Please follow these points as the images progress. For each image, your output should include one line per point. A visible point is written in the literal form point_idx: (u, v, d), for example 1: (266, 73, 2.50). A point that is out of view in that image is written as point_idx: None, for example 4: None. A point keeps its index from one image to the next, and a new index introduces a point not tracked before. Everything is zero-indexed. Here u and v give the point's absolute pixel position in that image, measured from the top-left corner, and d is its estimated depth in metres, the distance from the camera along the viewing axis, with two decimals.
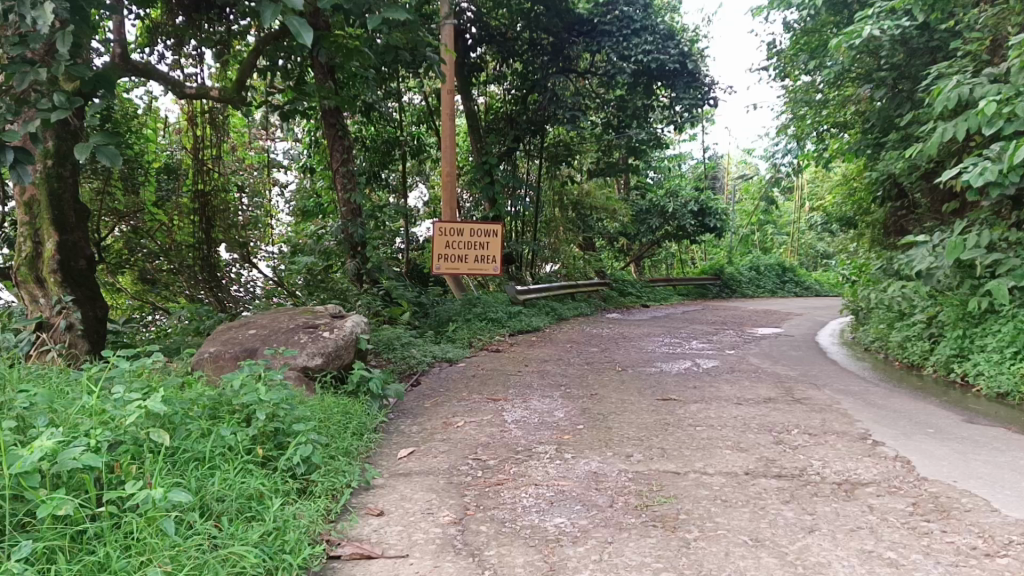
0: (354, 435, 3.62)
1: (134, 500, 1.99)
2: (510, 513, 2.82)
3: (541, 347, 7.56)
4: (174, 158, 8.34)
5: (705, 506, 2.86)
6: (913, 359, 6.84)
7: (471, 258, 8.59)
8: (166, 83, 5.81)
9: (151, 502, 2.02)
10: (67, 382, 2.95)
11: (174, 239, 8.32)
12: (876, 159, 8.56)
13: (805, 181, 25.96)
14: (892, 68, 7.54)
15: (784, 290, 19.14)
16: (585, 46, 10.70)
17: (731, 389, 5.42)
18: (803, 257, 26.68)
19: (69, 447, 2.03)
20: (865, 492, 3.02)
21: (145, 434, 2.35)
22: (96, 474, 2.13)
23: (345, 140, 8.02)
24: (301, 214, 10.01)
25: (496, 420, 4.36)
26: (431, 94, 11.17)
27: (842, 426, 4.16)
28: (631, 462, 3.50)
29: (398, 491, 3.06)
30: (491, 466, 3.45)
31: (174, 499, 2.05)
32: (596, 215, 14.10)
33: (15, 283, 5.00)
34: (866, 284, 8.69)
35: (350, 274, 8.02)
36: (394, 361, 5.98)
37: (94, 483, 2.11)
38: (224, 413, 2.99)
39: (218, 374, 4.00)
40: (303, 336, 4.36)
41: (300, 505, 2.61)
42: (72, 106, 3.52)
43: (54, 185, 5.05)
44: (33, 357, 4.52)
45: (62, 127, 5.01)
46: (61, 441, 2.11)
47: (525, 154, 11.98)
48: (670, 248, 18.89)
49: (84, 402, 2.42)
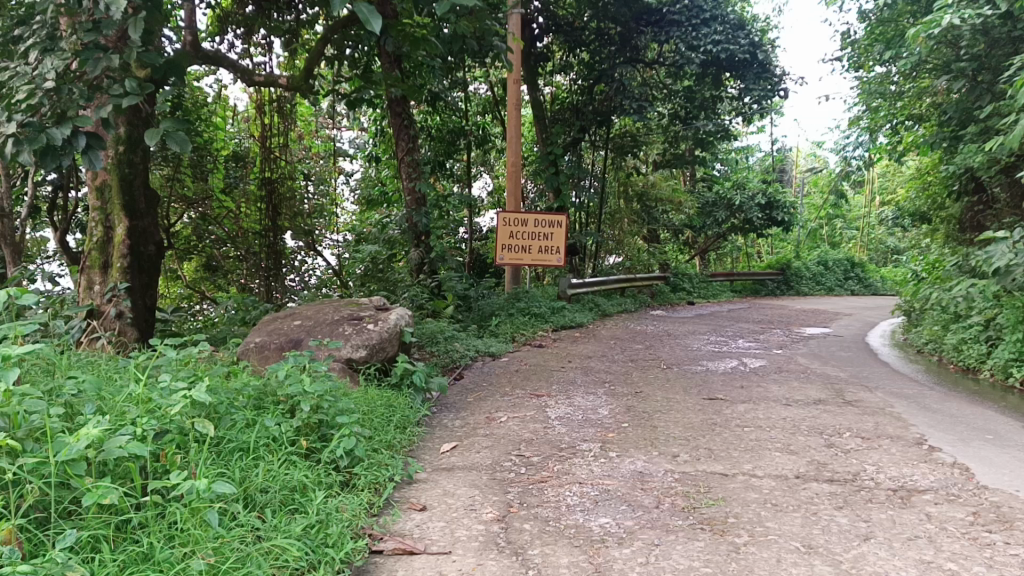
0: (397, 428, 3.61)
1: (178, 490, 1.98)
2: (554, 512, 2.77)
3: (585, 343, 7.49)
4: (242, 146, 8.51)
5: (754, 510, 2.77)
6: (969, 363, 6.62)
7: (534, 248, 8.98)
8: (235, 71, 5.87)
9: (195, 493, 2.01)
10: (116, 370, 2.96)
11: (241, 226, 8.48)
12: (953, 152, 8.44)
13: (878, 175, 25.26)
14: (972, 58, 7.48)
15: (845, 287, 18.71)
16: (654, 36, 10.57)
17: (781, 390, 5.29)
18: (872, 252, 25.62)
19: (117, 435, 2.03)
20: (922, 499, 2.91)
21: (190, 424, 2.34)
22: (140, 463, 2.12)
23: (412, 130, 8.45)
24: (366, 203, 10.16)
25: (539, 416, 4.30)
26: (497, 84, 11.16)
27: (896, 430, 4.04)
28: (677, 462, 3.43)
29: (441, 486, 3.03)
30: (535, 463, 3.40)
31: (218, 490, 2.04)
32: (662, 207, 13.96)
33: (84, 265, 5.12)
34: (932, 282, 8.46)
35: (413, 263, 8.30)
36: (437, 354, 5.98)
37: (140, 472, 2.10)
38: (268, 404, 3.00)
39: (264, 365, 4.02)
40: (347, 327, 4.36)
41: (344, 498, 2.60)
42: (143, 93, 3.60)
43: (125, 171, 5.13)
44: (82, 344, 4.60)
45: (134, 113, 5.09)
46: (108, 429, 2.11)
47: (590, 144, 11.88)
48: (736, 242, 18.65)
49: (131, 390, 2.42)
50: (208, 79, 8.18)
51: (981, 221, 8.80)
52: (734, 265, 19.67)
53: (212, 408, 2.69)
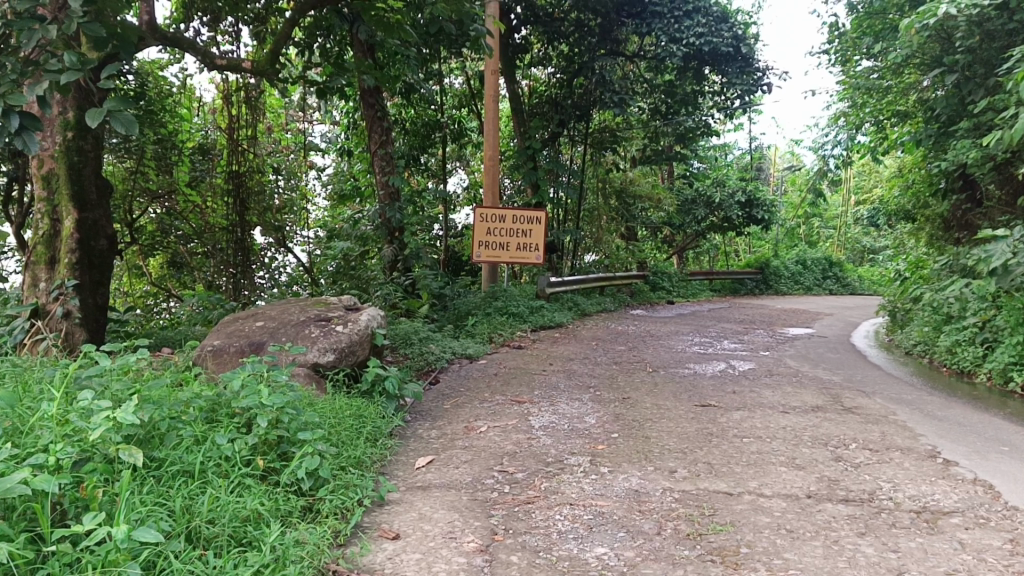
0: (367, 441, 3.28)
1: (91, 537, 1.61)
2: (545, 540, 2.46)
3: (565, 344, 7.19)
4: (209, 137, 8.06)
5: (769, 538, 2.47)
6: (964, 366, 6.40)
7: (512, 245, 8.65)
8: (196, 53, 5.44)
9: (112, 544, 1.64)
10: (43, 381, 2.60)
11: (207, 220, 8.04)
12: (940, 149, 8.20)
13: (855, 174, 25.23)
14: (967, 51, 7.23)
15: (823, 286, 18.62)
16: (635, 28, 10.35)
17: (774, 395, 5.00)
18: (849, 251, 25.50)
19: (13, 474, 1.66)
20: (950, 524, 2.63)
21: (117, 452, 1.98)
22: (49, 501, 1.76)
23: (386, 121, 8.12)
24: (337, 198, 9.75)
25: (523, 425, 3.98)
26: (473, 77, 10.80)
27: (906, 441, 3.78)
28: (675, 479, 3.13)
29: (415, 509, 2.70)
30: (520, 480, 3.08)
31: (143, 537, 1.67)
32: (640, 205, 13.75)
33: (29, 260, 4.72)
34: (921, 282, 8.28)
35: (386, 260, 8.01)
36: (411, 357, 5.64)
37: (49, 512, 1.74)
38: (222, 417, 2.65)
39: (220, 372, 3.68)
40: (314, 329, 4.00)
41: (306, 529, 2.26)
42: (86, 69, 3.23)
43: (74, 159, 4.74)
44: (25, 348, 4.24)
45: (83, 97, 4.71)
46: (8, 461, 1.75)
47: (569, 140, 11.53)
48: (714, 240, 18.47)
49: (46, 410, 2.06)
50: (172, 67, 7.79)
51: (969, 221, 8.60)
52: (712, 263, 19.48)
53: (152, 424, 2.35)
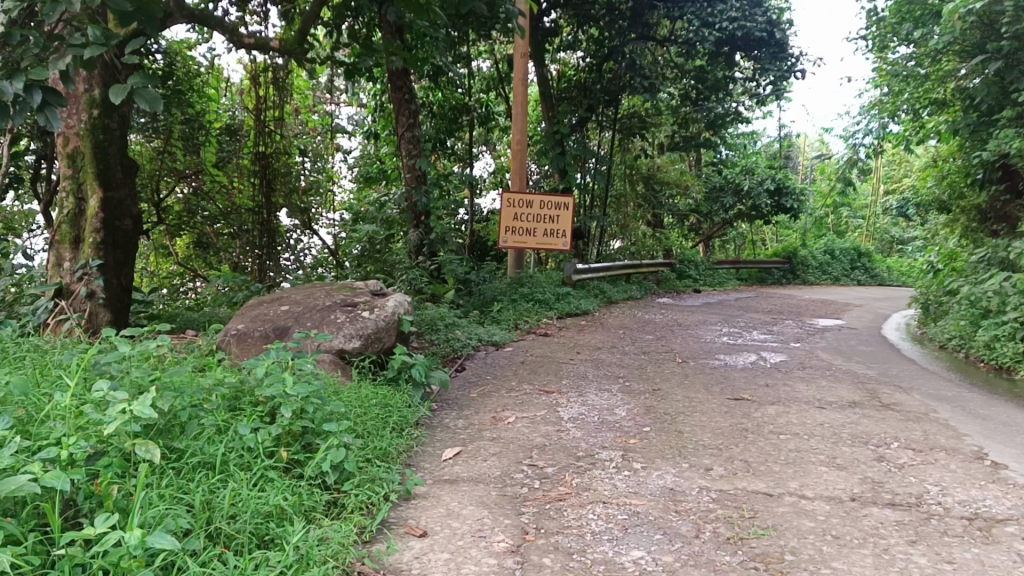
0: (393, 431, 3.18)
1: (99, 544, 1.53)
2: (578, 541, 2.36)
3: (592, 332, 7.06)
4: (237, 118, 7.97)
5: (814, 545, 2.35)
6: (1003, 362, 6.20)
7: (539, 231, 8.52)
8: (223, 30, 5.32)
9: (122, 549, 1.56)
10: (63, 365, 2.54)
11: (234, 201, 7.94)
12: (980, 139, 7.95)
13: (885, 163, 24.79)
14: (1014, 37, 6.99)
15: (851, 276, 18.32)
16: (667, 11, 10.19)
17: (808, 390, 4.85)
18: (878, 241, 25.07)
19: (20, 473, 1.59)
20: (1006, 533, 2.49)
21: (132, 447, 1.91)
22: (59, 499, 1.69)
23: (414, 104, 8.00)
24: (363, 180, 9.65)
25: (552, 417, 3.87)
26: (501, 60, 10.68)
27: (950, 442, 3.63)
28: (712, 477, 3.01)
29: (443, 505, 2.61)
30: (551, 475, 2.98)
31: (156, 543, 1.59)
32: (667, 191, 13.56)
33: (54, 239, 4.67)
34: (957, 275, 8.06)
35: (411, 244, 7.90)
36: (437, 343, 5.55)
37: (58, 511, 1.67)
38: (245, 405, 2.57)
39: (244, 356, 3.62)
40: (340, 315, 3.90)
41: (330, 526, 2.17)
42: (111, 43, 3.10)
43: (99, 138, 4.67)
44: (47, 329, 4.19)
45: (109, 75, 4.63)
46: (16, 457, 1.69)
47: (597, 124, 11.37)
48: (740, 229, 18.21)
49: (59, 400, 1.99)
50: (201, 48, 7.72)
51: (1009, 213, 8.35)
52: (738, 253, 19.23)
53: (172, 413, 2.29)
